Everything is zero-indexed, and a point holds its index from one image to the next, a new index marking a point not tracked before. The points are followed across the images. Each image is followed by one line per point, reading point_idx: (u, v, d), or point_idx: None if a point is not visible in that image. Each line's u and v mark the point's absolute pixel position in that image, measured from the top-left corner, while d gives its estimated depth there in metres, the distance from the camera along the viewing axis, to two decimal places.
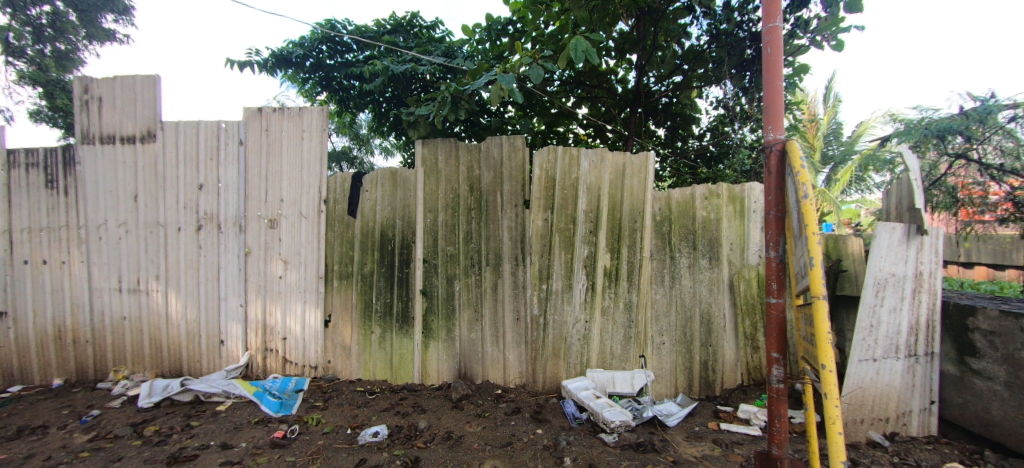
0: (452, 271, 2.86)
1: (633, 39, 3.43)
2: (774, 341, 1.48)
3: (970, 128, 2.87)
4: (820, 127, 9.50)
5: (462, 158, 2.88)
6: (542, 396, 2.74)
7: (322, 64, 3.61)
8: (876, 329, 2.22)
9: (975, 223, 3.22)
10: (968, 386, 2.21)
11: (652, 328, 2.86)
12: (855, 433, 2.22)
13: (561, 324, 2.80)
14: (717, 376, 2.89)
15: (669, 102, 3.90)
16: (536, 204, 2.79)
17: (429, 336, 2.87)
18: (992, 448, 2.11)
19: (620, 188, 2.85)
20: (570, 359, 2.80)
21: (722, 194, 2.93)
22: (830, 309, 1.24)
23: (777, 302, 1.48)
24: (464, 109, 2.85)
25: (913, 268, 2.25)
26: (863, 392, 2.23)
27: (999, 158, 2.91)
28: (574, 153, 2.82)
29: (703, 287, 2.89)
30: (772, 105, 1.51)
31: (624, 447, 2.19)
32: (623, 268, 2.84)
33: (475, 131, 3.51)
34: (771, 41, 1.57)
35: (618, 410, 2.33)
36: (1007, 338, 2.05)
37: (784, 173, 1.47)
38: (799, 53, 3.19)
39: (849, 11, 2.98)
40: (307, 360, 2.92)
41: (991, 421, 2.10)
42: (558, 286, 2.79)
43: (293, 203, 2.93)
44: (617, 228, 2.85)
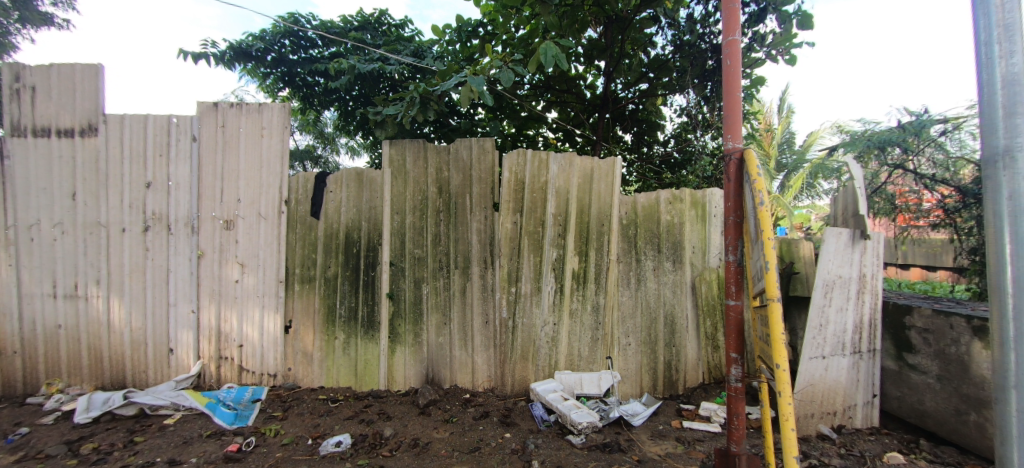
0: (421, 275, 2.81)
1: (601, 46, 3.51)
2: (733, 342, 1.54)
3: (906, 141, 3.16)
4: (775, 135, 9.99)
5: (431, 160, 2.84)
6: (510, 400, 2.73)
7: (285, 58, 3.47)
8: (825, 328, 2.34)
9: (912, 228, 3.44)
10: (906, 380, 2.39)
11: (619, 330, 2.91)
12: (807, 426, 2.33)
13: (529, 326, 2.80)
14: (680, 374, 3.00)
15: (635, 108, 4.01)
16: (506, 207, 2.79)
17: (396, 340, 2.80)
18: (926, 438, 2.28)
19: (588, 192, 2.90)
20: (539, 362, 2.81)
21: (685, 199, 3.06)
22: (783, 311, 1.30)
23: (735, 304, 1.54)
24: (432, 111, 2.81)
25: (857, 270, 2.40)
26: (813, 388, 2.34)
27: (931, 169, 3.14)
28: (543, 157, 2.84)
29: (668, 289, 2.99)
30: (731, 115, 1.58)
31: (591, 448, 2.22)
32: (591, 270, 2.88)
33: (445, 132, 3.47)
34: (731, 53, 1.63)
35: (586, 412, 2.36)
36: (938, 335, 2.23)
37: (741, 181, 1.54)
38: (756, 66, 3.35)
39: (802, 28, 3.16)
40: (265, 368, 2.79)
41: (925, 412, 2.27)
42: (527, 289, 2.80)
43: (251, 203, 2.80)
44: (585, 232, 2.89)
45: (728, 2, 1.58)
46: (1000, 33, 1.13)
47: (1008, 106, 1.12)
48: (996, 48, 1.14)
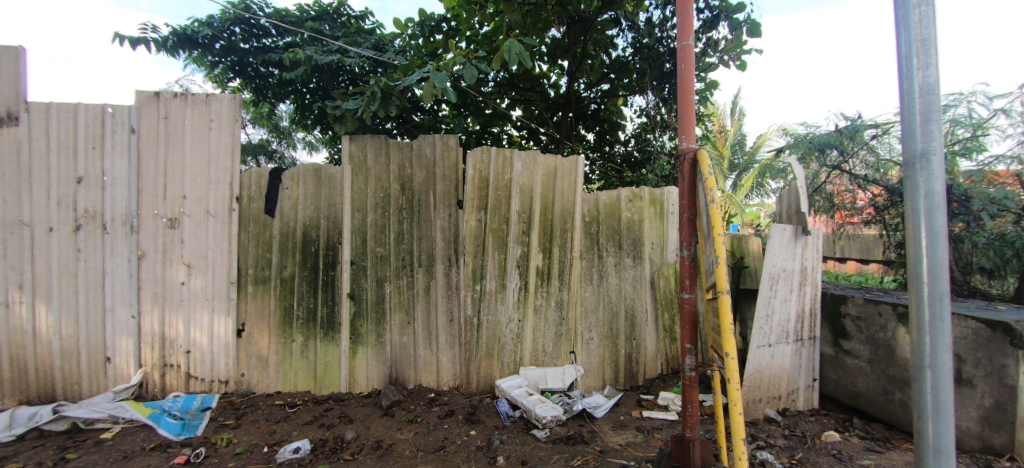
0: (383, 273, 2.75)
1: (564, 45, 3.56)
2: (687, 333, 1.61)
3: (843, 144, 3.41)
4: (729, 137, 10.48)
5: (393, 156, 2.78)
6: (475, 397, 2.73)
7: (235, 47, 3.28)
8: (771, 318, 2.50)
9: (847, 225, 3.73)
10: (841, 364, 2.59)
11: (582, 325, 2.98)
12: (755, 411, 2.47)
13: (494, 323, 2.81)
14: (640, 366, 3.11)
15: (598, 108, 4.10)
16: (470, 204, 2.79)
17: (358, 341, 2.73)
18: (859, 417, 2.49)
19: (551, 190, 2.94)
20: (504, 358, 2.83)
21: (645, 197, 3.17)
22: (732, 302, 1.38)
23: (689, 297, 1.61)
24: (394, 106, 2.76)
25: (800, 263, 2.57)
26: (761, 375, 2.49)
27: (864, 170, 3.42)
28: (507, 155, 2.85)
29: (628, 284, 3.09)
30: (685, 116, 1.64)
31: (555, 441, 2.26)
32: (555, 267, 2.92)
33: (407, 128, 3.39)
34: (685, 57, 1.70)
35: (550, 406, 2.40)
36: (869, 322, 2.43)
37: (695, 180, 1.61)
38: (710, 70, 3.51)
39: (751, 36, 3.34)
40: (215, 374, 2.64)
41: (858, 393, 2.48)
42: (492, 286, 2.81)
43: (198, 201, 2.63)
44: (549, 229, 2.93)
45: (682, 8, 1.64)
46: (918, 47, 1.23)
47: (925, 112, 1.22)
48: (914, 61, 1.23)
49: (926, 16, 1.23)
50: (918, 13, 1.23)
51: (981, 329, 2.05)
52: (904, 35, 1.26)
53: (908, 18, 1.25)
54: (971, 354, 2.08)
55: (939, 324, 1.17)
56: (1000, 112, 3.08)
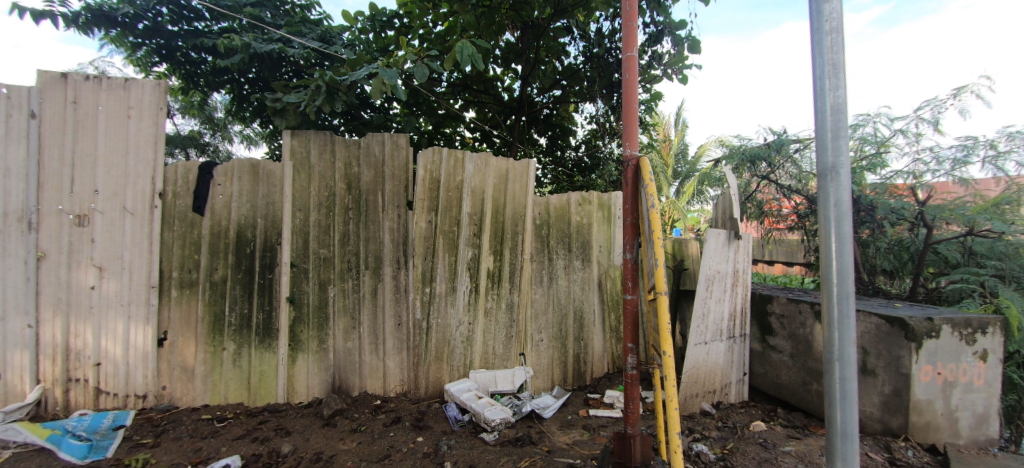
0: (326, 276, 2.62)
1: (517, 50, 3.60)
2: (629, 333, 1.67)
3: (771, 156, 3.72)
4: (673, 145, 11.08)
5: (339, 153, 2.66)
6: (423, 402, 2.67)
7: (162, 29, 3.00)
8: (707, 317, 2.65)
9: (775, 230, 4.07)
10: (768, 359, 2.81)
11: (531, 327, 3.01)
12: (692, 405, 2.60)
13: (444, 327, 2.77)
14: (588, 366, 3.20)
15: (550, 113, 4.18)
16: (420, 206, 2.73)
17: (297, 348, 2.58)
18: (782, 407, 2.71)
19: (503, 193, 2.95)
20: (453, 362, 2.79)
21: (593, 201, 3.27)
22: (669, 303, 1.47)
23: (632, 298, 1.67)
24: (341, 101, 2.65)
25: (732, 266, 2.76)
26: (697, 371, 2.63)
27: (789, 181, 3.75)
28: (459, 156, 2.82)
29: (577, 286, 3.17)
30: (629, 124, 1.69)
31: (503, 443, 2.26)
32: (506, 269, 2.93)
33: (355, 126, 3.28)
34: (629, 67, 1.76)
35: (498, 409, 2.40)
36: (790, 319, 2.66)
37: (638, 185, 1.67)
38: (655, 82, 3.70)
39: (692, 52, 3.55)
40: (131, 389, 2.39)
41: (782, 385, 2.70)
42: (442, 289, 2.76)
43: (113, 196, 2.38)
44: (500, 232, 2.93)
45: (626, 20, 1.70)
46: (830, 70, 1.36)
47: (835, 129, 1.34)
48: (826, 82, 1.36)
49: (837, 42, 1.35)
50: (830, 40, 1.36)
51: (882, 324, 2.30)
52: (819, 59, 1.38)
53: (822, 43, 1.37)
54: (874, 346, 2.33)
55: (846, 320, 1.29)
56: (898, 132, 3.50)
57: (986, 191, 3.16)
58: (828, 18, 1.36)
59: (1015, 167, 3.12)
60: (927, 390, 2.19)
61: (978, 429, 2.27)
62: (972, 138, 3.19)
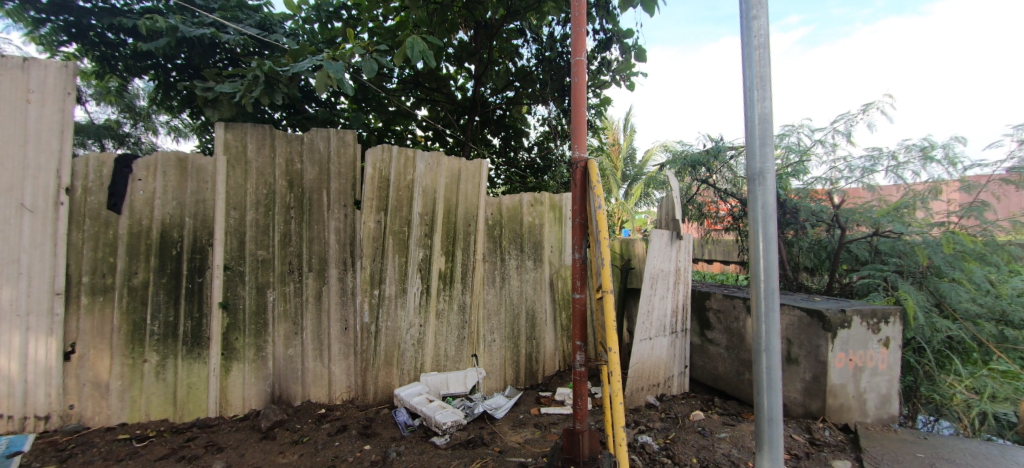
0: (265, 279, 2.46)
1: (470, 49, 3.59)
2: (577, 331, 1.70)
3: (709, 162, 3.96)
4: (622, 150, 11.54)
5: (279, 148, 2.50)
6: (372, 409, 2.59)
7: (71, 5, 2.67)
8: (651, 313, 2.77)
9: (713, 231, 4.37)
10: (706, 352, 3.00)
11: (484, 327, 3.01)
12: (638, 398, 2.71)
13: (394, 330, 2.69)
14: (539, 365, 3.28)
15: (502, 114, 4.20)
16: (368, 205, 2.63)
17: (231, 357, 2.39)
18: (719, 396, 2.89)
19: (454, 193, 2.92)
20: (403, 366, 2.72)
21: (544, 202, 3.36)
22: (614, 301, 1.55)
23: (580, 297, 1.71)
24: (281, 93, 2.50)
25: (675, 265, 2.91)
26: (644, 365, 2.73)
27: (725, 185, 4.02)
28: (409, 154, 2.76)
29: (529, 286, 3.22)
30: (578, 126, 1.72)
31: (455, 446, 2.23)
32: (457, 270, 2.91)
33: (298, 120, 3.10)
34: (578, 71, 1.79)
35: (450, 411, 2.38)
36: (725, 314, 2.85)
37: (586, 186, 1.72)
38: (604, 88, 3.82)
39: (638, 60, 3.71)
40: (31, 409, 2.06)
41: (718, 375, 2.89)
42: (391, 291, 2.68)
43: (8, 191, 2.05)
44: (452, 232, 2.90)
45: (575, 26, 1.74)
46: (758, 82, 1.47)
47: (762, 137, 1.45)
48: (755, 93, 1.47)
49: (764, 57, 1.46)
50: (758, 54, 1.46)
51: (803, 316, 2.52)
52: (749, 72, 1.48)
53: (752, 57, 1.47)
54: (797, 337, 2.56)
55: (772, 313, 1.40)
56: (817, 142, 3.86)
57: (888, 196, 3.57)
58: (757, 33, 1.47)
59: (911, 176, 3.54)
60: (841, 375, 2.43)
61: (882, 408, 2.55)
62: (877, 150, 3.58)
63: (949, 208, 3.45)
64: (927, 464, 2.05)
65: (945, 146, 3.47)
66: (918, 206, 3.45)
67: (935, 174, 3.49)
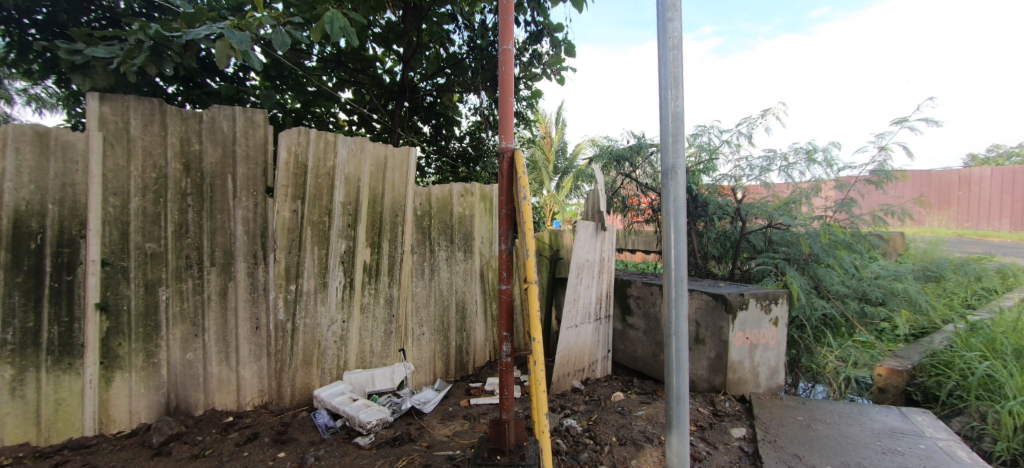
0: (155, 276, 2.14)
1: (399, 30, 3.41)
2: (504, 322, 1.71)
3: (633, 157, 4.18)
4: (554, 142, 11.83)
5: (171, 125, 2.18)
6: (288, 413, 2.41)
7: None
8: (577, 301, 2.88)
9: (635, 222, 4.63)
10: (627, 336, 3.20)
11: (412, 321, 2.94)
12: (565, 384, 2.80)
13: (313, 327, 2.51)
14: (470, 356, 3.29)
15: (433, 101, 4.08)
16: (282, 193, 2.41)
17: (113, 367, 2.04)
18: (637, 376, 3.10)
19: (380, 181, 2.77)
20: (324, 365, 2.56)
21: (475, 193, 3.34)
22: (538, 292, 1.58)
23: (506, 288, 1.71)
24: (172, 63, 2.18)
25: (599, 255, 3.04)
26: (570, 352, 2.84)
27: (646, 179, 4.28)
28: (330, 139, 2.57)
29: (459, 278, 3.21)
30: (505, 116, 1.70)
31: (380, 445, 2.15)
32: (384, 263, 2.78)
33: (197, 95, 2.74)
34: (506, 60, 1.77)
35: (375, 410, 2.29)
36: (644, 300, 3.05)
37: (513, 178, 1.72)
38: (535, 80, 3.85)
39: (567, 55, 3.79)
40: None
41: (637, 357, 3.09)
42: (310, 286, 2.50)
43: None
44: (377, 222, 2.76)
45: (503, 13, 1.71)
46: (672, 82, 1.55)
47: (675, 134, 1.54)
48: (669, 92, 1.55)
49: (678, 58, 1.55)
50: (673, 55, 1.54)
51: (710, 300, 2.77)
52: (664, 71, 1.56)
53: (667, 57, 1.55)
54: (705, 320, 2.81)
55: (680, 299, 1.52)
56: (724, 142, 4.24)
57: (781, 193, 4.02)
58: (672, 35, 1.54)
59: (799, 175, 4.03)
60: (739, 352, 2.71)
61: (771, 379, 2.90)
62: (773, 151, 4.02)
63: (827, 204, 3.99)
64: (805, 426, 2.36)
65: (824, 150, 3.99)
66: (803, 201, 3.93)
67: (817, 175, 3.99)
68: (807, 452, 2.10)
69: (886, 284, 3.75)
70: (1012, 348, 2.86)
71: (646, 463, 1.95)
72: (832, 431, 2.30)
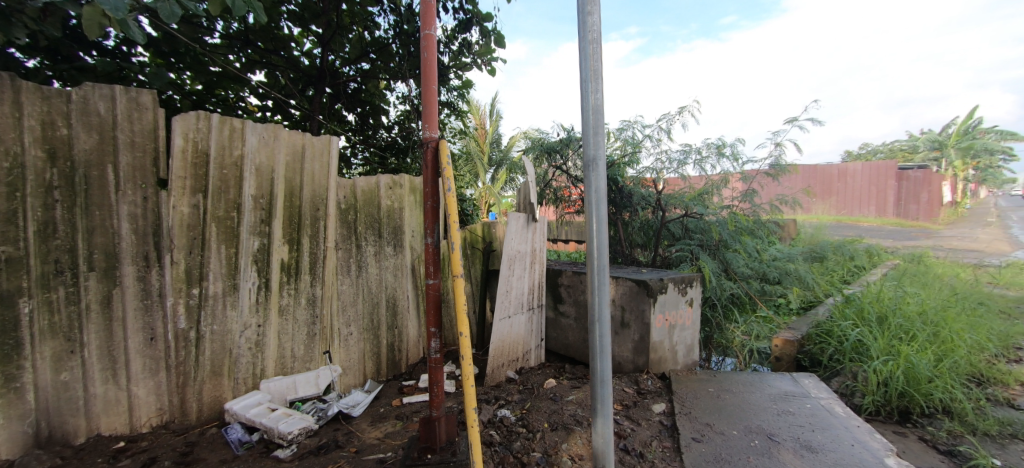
0: (14, 287, 1.76)
1: (315, 9, 3.15)
2: (432, 317, 1.66)
3: (563, 149, 4.28)
4: (488, 134, 11.83)
5: (27, 104, 1.80)
6: (194, 431, 2.17)
7: None
8: (510, 292, 2.90)
9: (567, 213, 4.78)
10: (559, 325, 3.30)
11: (338, 321, 2.78)
12: (499, 375, 2.82)
13: (222, 334, 2.27)
14: (402, 354, 3.20)
15: (357, 88, 3.84)
16: (178, 186, 2.12)
17: None
18: (568, 362, 3.22)
19: (298, 172, 2.56)
20: (237, 375, 2.33)
21: (404, 185, 3.23)
22: (465, 285, 1.55)
23: (434, 283, 1.66)
24: (25, 29, 1.80)
25: (530, 246, 3.08)
26: (504, 343, 2.85)
27: (576, 171, 4.42)
28: (236, 125, 2.30)
29: (388, 273, 3.10)
30: (429, 105, 1.64)
31: (303, 456, 2.02)
32: (304, 261, 2.58)
33: (66, 71, 2.31)
34: (429, 45, 1.70)
35: (297, 418, 2.15)
36: (574, 289, 3.16)
37: (437, 169, 1.68)
38: (466, 70, 3.78)
39: (497, 46, 3.76)
40: None
41: (569, 344, 3.21)
42: (217, 289, 2.25)
43: None
44: (295, 217, 2.55)
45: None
46: (592, 75, 1.59)
47: (596, 127, 1.58)
48: (590, 85, 1.59)
49: (598, 52, 1.58)
50: (592, 48, 1.58)
51: (634, 286, 2.92)
52: (585, 64, 1.60)
53: (587, 50, 1.59)
54: (629, 305, 2.96)
55: (602, 287, 1.57)
56: (647, 137, 4.49)
57: (696, 184, 4.36)
58: (592, 28, 1.58)
59: (711, 168, 4.39)
60: (659, 332, 2.91)
61: (687, 356, 3.15)
62: (689, 145, 4.33)
63: (733, 194, 4.39)
64: (715, 396, 2.60)
65: (732, 145, 4.38)
66: (714, 192, 4.30)
67: (725, 168, 4.38)
68: (717, 420, 2.32)
69: (781, 265, 4.25)
70: (875, 316, 3.38)
71: (576, 446, 2.01)
72: (738, 399, 2.56)
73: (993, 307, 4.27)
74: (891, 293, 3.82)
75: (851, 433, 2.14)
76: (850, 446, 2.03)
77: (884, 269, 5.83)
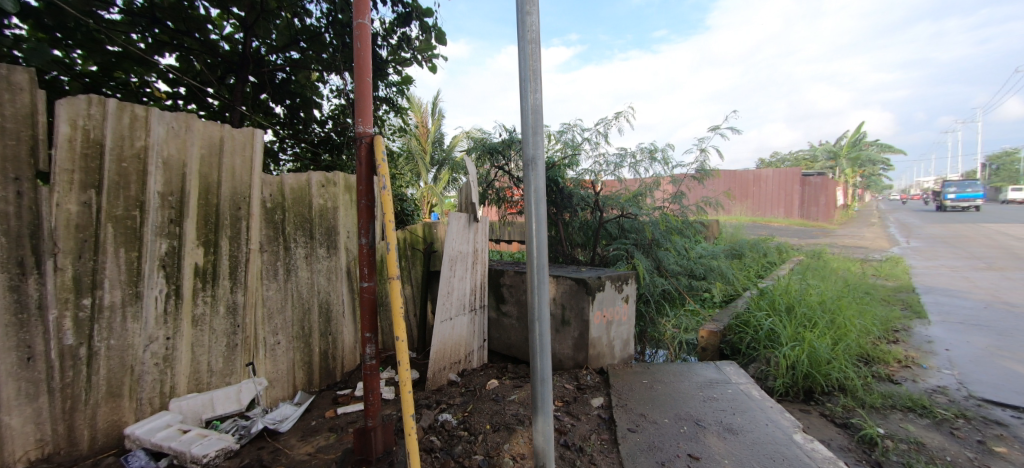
0: None
1: None
2: (366, 322, 1.58)
3: (505, 149, 4.30)
4: (430, 133, 11.60)
5: None
6: (86, 462, 1.90)
7: None
8: (451, 294, 2.85)
9: (509, 213, 4.81)
10: (501, 325, 3.30)
11: (263, 330, 2.57)
12: (440, 378, 2.76)
13: (123, 350, 2.00)
14: (337, 361, 3.04)
15: (286, 78, 3.60)
16: (64, 180, 1.83)
17: None
18: (510, 362, 3.23)
19: (215, 168, 2.32)
20: (141, 395, 2.06)
21: (338, 183, 3.06)
22: (401, 287, 1.49)
23: (368, 285, 1.58)
24: None
25: (471, 246, 3.05)
26: (445, 345, 2.80)
27: (518, 171, 4.46)
28: (138, 113, 2.04)
29: (321, 277, 2.92)
30: (363, 98, 1.56)
31: None
32: (223, 265, 2.35)
33: None
34: (363, 36, 1.62)
35: (214, 439, 1.96)
36: (516, 288, 3.17)
37: (372, 166, 1.60)
38: (405, 65, 3.67)
39: (438, 43, 3.69)
40: None
41: (511, 344, 3.22)
42: (114, 298, 1.97)
43: None
44: (212, 217, 2.31)
45: None
46: (531, 75, 1.60)
47: (535, 126, 1.59)
48: (529, 85, 1.59)
49: (536, 52, 1.60)
50: (531, 48, 1.58)
51: (574, 285, 3.00)
52: (524, 64, 1.60)
53: (526, 50, 1.59)
54: (570, 303, 3.03)
55: (542, 285, 1.58)
56: (586, 140, 4.64)
57: (631, 186, 4.58)
58: (530, 28, 1.58)
59: (644, 171, 4.63)
60: (597, 329, 3.01)
61: (623, 350, 3.29)
62: (624, 149, 4.54)
63: (665, 196, 4.66)
64: (649, 387, 2.74)
65: (662, 150, 4.65)
66: (647, 194, 4.54)
67: (657, 171, 4.65)
68: (650, 410, 2.44)
69: (706, 262, 4.59)
70: (785, 306, 3.75)
71: (518, 445, 2.02)
72: (669, 389, 2.71)
73: (875, 295, 4.92)
74: (797, 285, 4.27)
75: (764, 414, 2.35)
76: (765, 425, 2.22)
77: (791, 264, 6.50)
